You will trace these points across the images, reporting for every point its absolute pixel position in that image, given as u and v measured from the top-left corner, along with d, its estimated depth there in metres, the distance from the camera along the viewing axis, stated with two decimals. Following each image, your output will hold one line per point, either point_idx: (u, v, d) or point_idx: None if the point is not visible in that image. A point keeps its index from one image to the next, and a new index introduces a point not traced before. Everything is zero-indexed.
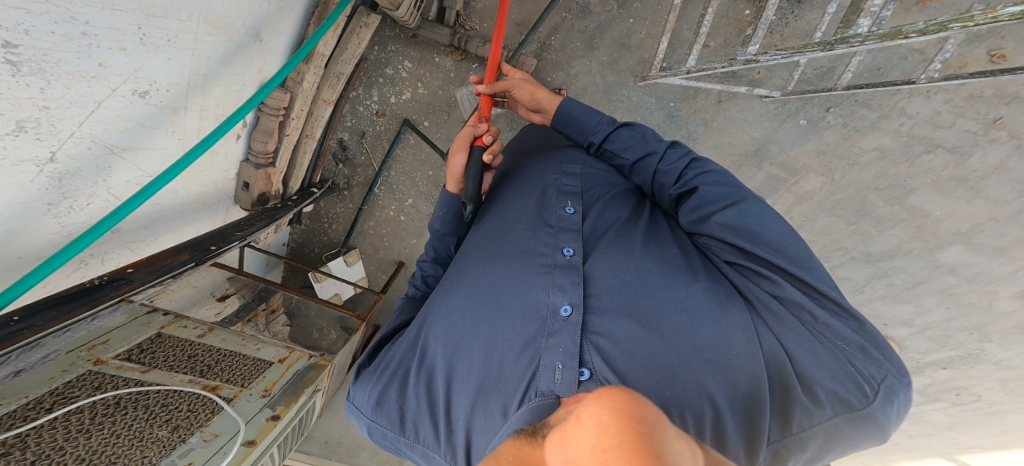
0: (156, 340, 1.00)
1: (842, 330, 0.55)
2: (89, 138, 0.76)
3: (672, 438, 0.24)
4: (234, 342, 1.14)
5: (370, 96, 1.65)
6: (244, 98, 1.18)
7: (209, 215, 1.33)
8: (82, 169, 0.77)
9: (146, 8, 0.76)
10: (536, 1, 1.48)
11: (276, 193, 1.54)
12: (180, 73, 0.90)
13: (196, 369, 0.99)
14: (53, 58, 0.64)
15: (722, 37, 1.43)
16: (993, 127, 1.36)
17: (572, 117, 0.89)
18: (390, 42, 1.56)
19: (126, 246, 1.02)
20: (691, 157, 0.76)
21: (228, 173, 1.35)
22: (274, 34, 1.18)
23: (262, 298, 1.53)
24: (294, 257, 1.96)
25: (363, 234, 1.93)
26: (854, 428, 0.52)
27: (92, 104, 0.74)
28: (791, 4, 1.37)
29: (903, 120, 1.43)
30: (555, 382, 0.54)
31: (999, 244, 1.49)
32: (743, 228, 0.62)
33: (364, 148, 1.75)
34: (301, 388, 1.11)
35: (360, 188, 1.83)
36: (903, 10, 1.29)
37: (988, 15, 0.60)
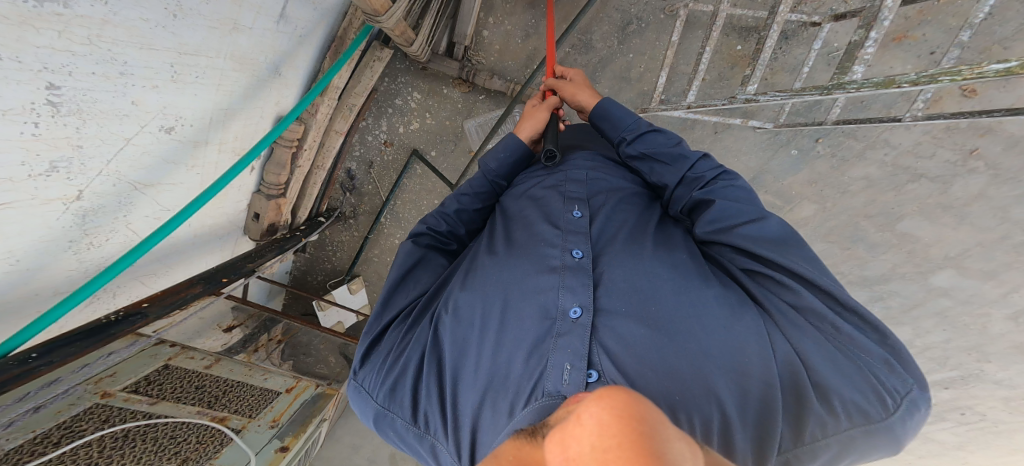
0: (162, 371, 0.98)
1: (864, 342, 0.55)
2: (115, 176, 0.79)
3: (673, 438, 0.24)
4: (241, 372, 1.14)
5: (378, 126, 1.71)
6: (260, 130, 1.23)
7: (219, 247, 1.35)
8: (105, 206, 0.79)
9: (180, 47, 0.81)
10: (542, 37, 1.57)
11: (285, 223, 1.57)
12: (204, 108, 0.94)
13: (204, 400, 0.98)
14: (91, 97, 0.68)
15: (717, 70, 1.50)
16: (970, 157, 1.41)
17: (609, 113, 0.93)
18: (400, 74, 1.63)
19: (138, 278, 1.02)
20: (721, 171, 0.79)
21: (240, 204, 1.38)
22: (291, 68, 1.24)
23: (266, 328, 1.55)
24: (297, 285, 1.95)
25: (368, 262, 1.94)
26: (869, 437, 0.52)
27: (121, 141, 0.77)
28: (779, 41, 1.45)
29: (887, 150, 1.48)
30: (562, 383, 0.53)
31: (988, 268, 1.50)
32: (762, 237, 0.65)
33: (372, 178, 1.79)
34: (309, 418, 1.11)
35: (367, 217, 1.87)
36: (881, 47, 1.37)
37: (975, 70, 0.63)
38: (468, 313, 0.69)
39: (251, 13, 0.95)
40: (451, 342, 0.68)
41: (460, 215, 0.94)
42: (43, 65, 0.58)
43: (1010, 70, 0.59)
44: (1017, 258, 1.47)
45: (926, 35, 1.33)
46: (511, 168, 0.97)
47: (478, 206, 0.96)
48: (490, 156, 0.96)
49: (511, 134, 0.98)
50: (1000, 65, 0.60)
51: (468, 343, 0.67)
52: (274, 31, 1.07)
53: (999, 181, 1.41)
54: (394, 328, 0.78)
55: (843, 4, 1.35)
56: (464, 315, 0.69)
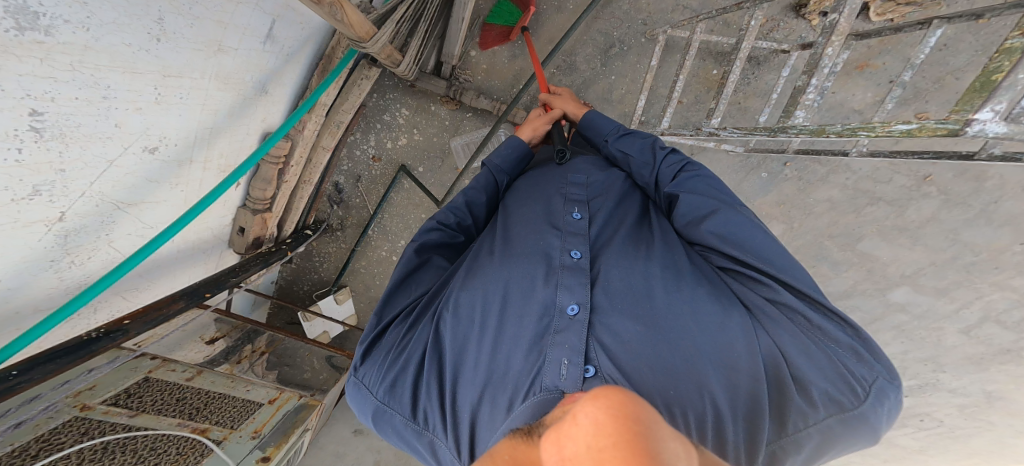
0: (144, 383, 0.97)
1: (834, 332, 0.56)
2: (97, 196, 0.77)
3: (668, 438, 0.24)
4: (222, 383, 1.14)
5: (367, 141, 1.70)
6: (246, 147, 1.21)
7: (202, 261, 1.31)
8: (87, 225, 0.78)
9: (164, 69, 0.80)
10: (528, 58, 1.61)
11: (271, 237, 1.54)
12: (188, 128, 0.93)
13: (184, 413, 0.97)
14: (74, 121, 0.67)
15: (693, 93, 1.57)
16: (924, 183, 1.47)
17: (591, 120, 0.96)
18: (388, 90, 1.64)
19: (119, 293, 0.99)
20: (685, 163, 0.80)
21: (224, 219, 1.35)
22: (278, 86, 1.24)
23: (250, 339, 1.53)
24: (282, 295, 1.92)
25: (355, 272, 1.92)
26: (846, 427, 0.53)
27: (104, 163, 0.75)
28: (751, 66, 1.52)
29: (848, 175, 1.55)
30: (560, 378, 0.54)
31: (939, 285, 1.57)
32: (728, 233, 0.65)
33: (360, 191, 1.78)
34: (290, 428, 1.12)
35: (354, 229, 1.85)
36: (845, 74, 1.46)
37: (884, 129, 0.60)
38: (468, 312, 0.70)
39: (235, 34, 0.95)
40: (451, 340, 0.69)
41: (469, 207, 0.92)
42: (26, 92, 0.57)
43: (911, 132, 0.57)
44: (966, 277, 1.53)
45: (886, 64, 1.43)
46: (515, 164, 0.98)
47: (484, 197, 0.94)
48: (494, 154, 0.97)
49: (512, 136, 1.00)
50: (903, 126, 0.57)
51: (468, 341, 0.68)
52: (261, 51, 1.07)
53: (950, 205, 1.47)
54: (394, 327, 0.79)
55: (811, 32, 1.44)
56: (463, 313, 0.70)
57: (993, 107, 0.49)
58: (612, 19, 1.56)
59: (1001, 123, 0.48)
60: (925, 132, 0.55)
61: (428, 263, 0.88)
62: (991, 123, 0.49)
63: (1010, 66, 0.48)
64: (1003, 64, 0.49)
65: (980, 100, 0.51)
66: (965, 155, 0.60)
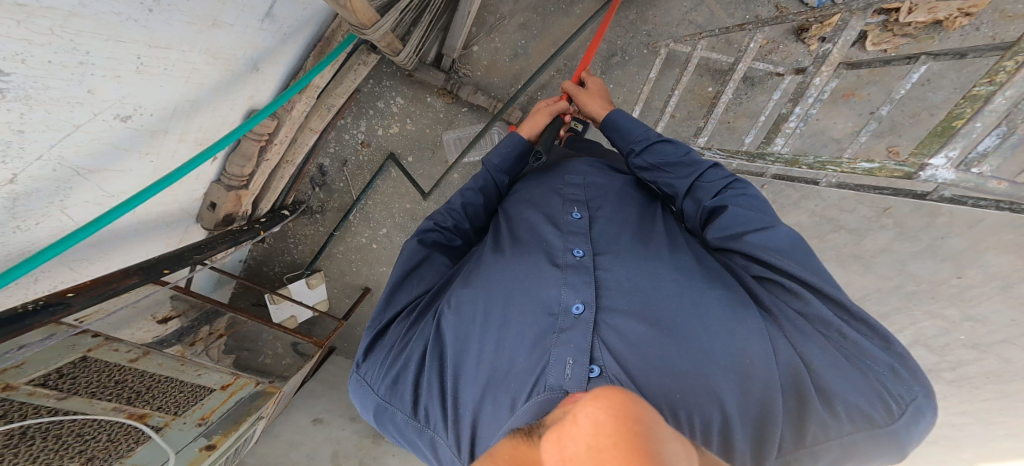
0: (80, 363, 0.92)
1: (871, 349, 0.55)
2: (55, 160, 0.72)
3: (667, 438, 0.25)
4: (170, 367, 1.13)
5: (357, 126, 1.67)
6: (228, 123, 1.16)
7: (166, 234, 1.25)
8: (41, 190, 0.73)
9: (150, 40, 0.76)
10: (530, 60, 1.62)
11: (243, 214, 1.50)
12: (168, 99, 0.89)
13: (124, 397, 0.96)
14: (42, 83, 0.63)
15: (687, 108, 1.62)
16: (883, 215, 1.54)
17: (618, 123, 0.92)
18: (385, 78, 1.60)
19: (65, 264, 0.92)
20: (732, 178, 0.77)
21: (196, 193, 1.30)
22: (271, 64, 1.20)
23: (208, 320, 1.49)
24: (250, 276, 1.87)
25: (331, 258, 1.89)
26: (875, 444, 0.52)
27: (69, 127, 0.71)
28: (746, 87, 1.58)
29: (818, 201, 1.62)
30: (565, 377, 0.55)
31: (881, 310, 1.67)
32: (778, 249, 0.64)
33: (344, 176, 1.74)
34: (242, 416, 1.16)
35: (334, 213, 1.81)
36: (832, 102, 1.53)
37: (849, 166, 0.65)
38: (471, 311, 0.71)
39: (234, 11, 0.92)
40: (453, 339, 0.70)
41: (466, 209, 0.91)
42: None
43: (873, 171, 0.62)
44: (906, 304, 1.63)
45: (870, 94, 1.51)
46: (514, 164, 0.96)
47: (483, 200, 0.93)
48: (494, 152, 0.94)
49: (512, 132, 0.97)
50: (866, 165, 0.63)
51: (470, 340, 0.69)
52: (258, 28, 1.04)
53: (902, 238, 1.54)
54: (398, 323, 0.79)
55: (807, 56, 1.51)
56: (466, 312, 0.71)
57: (946, 154, 0.54)
58: (618, 28, 1.58)
59: (952, 170, 0.54)
60: (885, 172, 0.61)
61: (429, 259, 0.86)
62: (942, 169, 0.55)
63: (969, 114, 0.52)
64: (965, 110, 0.52)
65: (938, 145, 0.55)
66: (918, 194, 0.64)
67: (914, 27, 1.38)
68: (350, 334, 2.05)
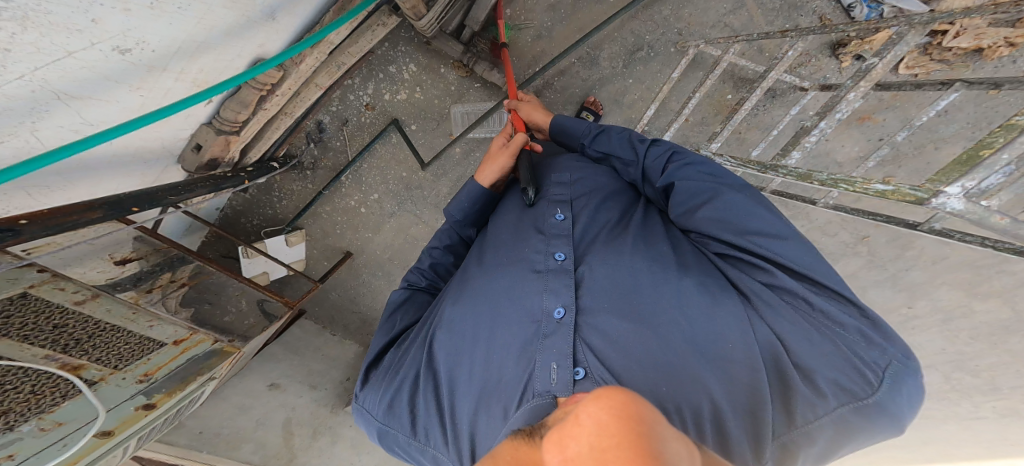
0: (19, 301, 0.86)
1: (838, 315, 0.54)
2: (38, 82, 0.68)
3: (671, 438, 0.26)
4: (119, 315, 1.07)
5: (364, 87, 1.62)
6: (232, 68, 1.11)
7: (140, 171, 1.19)
8: (15, 108, 0.68)
9: None
10: (551, 45, 1.61)
11: (229, 161, 1.44)
12: (174, 38, 0.85)
13: (60, 343, 0.91)
14: (45, 8, 0.61)
15: (702, 114, 1.65)
16: (861, 243, 1.61)
17: (564, 126, 1.01)
18: (401, 42, 1.56)
19: (24, 189, 0.88)
20: (673, 151, 0.79)
21: (182, 132, 1.23)
22: (288, 15, 1.14)
23: (171, 266, 1.41)
24: (226, 226, 1.81)
25: (316, 217, 1.84)
26: (862, 416, 0.53)
27: (61, 53, 0.68)
28: (767, 98, 1.61)
29: (804, 222, 1.69)
30: (551, 382, 0.56)
31: None
32: (727, 219, 0.64)
33: (343, 136, 1.69)
34: (191, 376, 1.16)
35: (325, 172, 1.76)
36: (847, 124, 1.58)
37: (862, 186, 0.66)
38: (458, 326, 0.73)
39: None
40: (442, 356, 0.74)
41: (434, 269, 0.97)
42: None
43: (885, 193, 0.64)
44: None
45: (886, 119, 1.55)
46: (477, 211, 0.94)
47: (451, 257, 0.98)
48: (453, 206, 0.93)
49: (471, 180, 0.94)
50: (880, 186, 0.64)
51: (459, 354, 0.72)
52: None
53: (871, 265, 1.61)
54: (390, 353, 0.85)
55: (837, 73, 1.54)
56: (454, 327, 0.74)
57: (963, 183, 0.54)
58: (649, 22, 1.58)
59: (964, 200, 0.53)
60: (897, 195, 0.62)
61: (410, 301, 0.93)
62: (954, 199, 0.54)
63: (999, 144, 0.51)
64: (996, 139, 0.52)
65: (959, 173, 0.55)
66: (910, 224, 0.67)
67: (952, 54, 1.41)
68: (324, 298, 2.02)
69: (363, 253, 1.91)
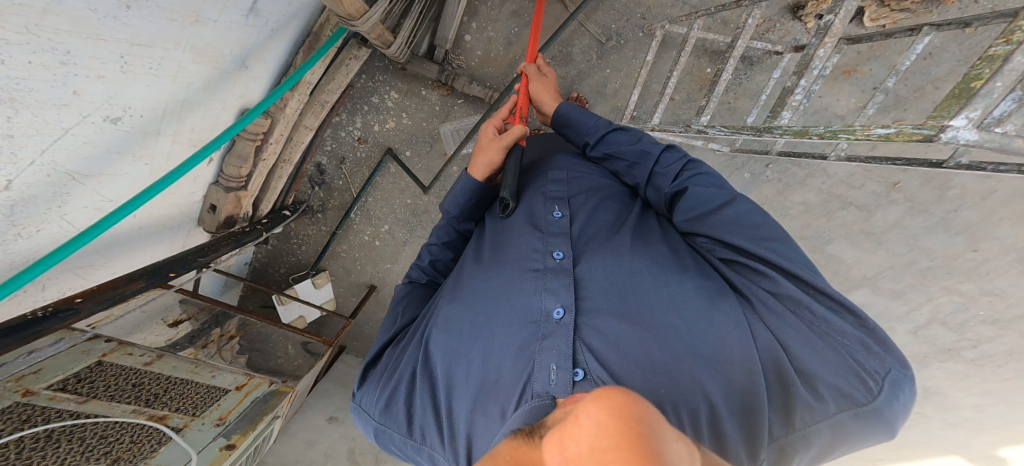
0: (96, 368, 0.97)
1: (842, 326, 0.54)
2: (49, 166, 0.74)
3: (669, 437, 0.26)
4: (184, 369, 1.16)
5: (353, 122, 1.66)
6: (221, 123, 1.17)
7: (167, 239, 1.27)
8: (37, 196, 0.75)
9: (132, 38, 0.77)
10: (525, 46, 1.59)
11: (244, 215, 1.51)
12: (156, 99, 0.89)
13: (141, 399, 0.99)
14: (27, 86, 0.64)
15: (686, 90, 1.60)
16: (893, 190, 1.50)
17: (570, 119, 0.92)
18: (378, 72, 1.59)
19: (73, 271, 0.95)
20: (687, 160, 0.76)
21: (195, 195, 1.31)
22: (259, 62, 1.18)
23: (217, 323, 1.52)
24: (256, 278, 1.89)
25: (335, 257, 1.90)
26: (860, 423, 0.52)
27: (58, 131, 0.73)
28: (745, 66, 1.55)
29: (824, 179, 1.57)
30: (550, 383, 0.56)
31: (896, 288, 1.63)
32: (743, 222, 0.63)
33: (343, 174, 1.75)
34: (258, 416, 1.17)
35: (335, 212, 1.82)
36: (832, 80, 1.50)
37: (862, 133, 0.60)
38: (456, 326, 0.73)
39: (216, 6, 0.91)
40: (440, 357, 0.73)
41: (434, 265, 0.97)
42: None
43: (888, 137, 0.57)
44: (921, 280, 1.59)
45: (873, 70, 1.47)
46: (473, 208, 0.91)
47: (451, 254, 0.97)
48: (451, 202, 0.90)
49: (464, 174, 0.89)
50: (882, 130, 0.57)
51: (457, 355, 0.72)
52: (242, 25, 1.02)
53: (913, 212, 1.51)
54: (392, 350, 0.87)
55: (805, 34, 1.48)
56: (452, 327, 0.73)
57: (967, 115, 0.49)
58: (612, 12, 1.55)
59: (973, 130, 0.48)
60: (901, 137, 0.55)
61: (411, 295, 0.95)
62: (964, 130, 0.49)
63: (989, 74, 0.48)
64: (984, 71, 0.49)
65: (959, 106, 0.50)
66: (934, 162, 0.62)
67: (911, 2, 1.36)
68: (359, 332, 2.08)
69: (386, 284, 1.95)
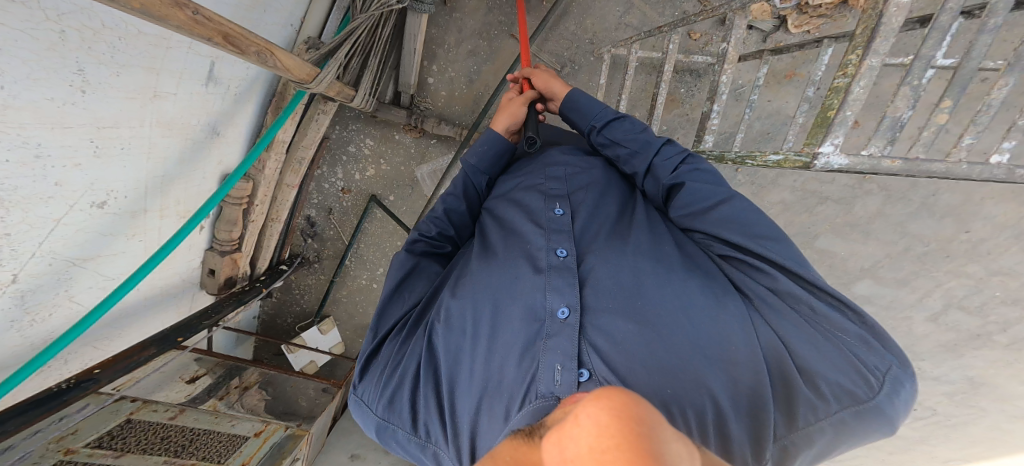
0: (126, 425, 0.94)
1: (841, 322, 0.54)
2: (49, 256, 0.78)
3: (671, 438, 0.24)
4: (207, 420, 1.11)
5: (334, 174, 1.68)
6: (204, 192, 1.17)
7: (174, 306, 1.26)
8: (44, 284, 0.79)
9: (97, 121, 0.77)
10: (486, 82, 1.62)
11: (244, 275, 1.50)
12: (137, 179, 0.92)
13: (170, 450, 0.96)
14: (9, 184, 0.66)
15: (644, 107, 1.63)
16: (864, 181, 1.45)
17: (578, 103, 0.89)
18: (350, 122, 1.62)
19: (88, 344, 0.97)
20: (686, 153, 0.76)
21: (192, 263, 1.31)
22: (231, 126, 1.19)
23: (233, 375, 1.45)
24: (265, 330, 1.86)
25: (337, 302, 1.87)
26: (863, 421, 0.51)
27: (51, 223, 0.76)
28: (693, 79, 1.60)
29: (796, 176, 1.54)
30: (555, 384, 0.54)
31: (898, 276, 1.49)
32: (738, 222, 0.63)
33: (332, 224, 1.75)
34: (280, 459, 1.11)
35: (330, 260, 1.81)
36: (776, 82, 1.54)
37: (761, 158, 0.69)
38: (458, 323, 0.69)
39: (171, 78, 0.89)
40: (443, 353, 0.68)
41: (450, 216, 0.89)
42: None
43: (778, 163, 0.65)
44: (922, 267, 1.45)
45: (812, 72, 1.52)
46: (493, 161, 0.92)
47: (464, 205, 0.91)
48: (470, 152, 0.91)
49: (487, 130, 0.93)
50: (773, 157, 0.66)
51: (461, 352, 0.67)
52: (203, 93, 1.01)
53: (892, 200, 1.44)
54: (390, 341, 0.78)
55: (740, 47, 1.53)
56: (454, 323, 0.69)
57: (831, 142, 0.59)
58: (562, 41, 1.61)
59: (841, 156, 0.58)
60: (788, 164, 0.64)
61: (416, 271, 0.86)
62: (833, 156, 0.59)
63: (836, 105, 0.59)
64: (833, 102, 0.60)
65: (823, 134, 0.60)
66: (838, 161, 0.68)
67: (826, 8, 1.37)
68: None
69: None
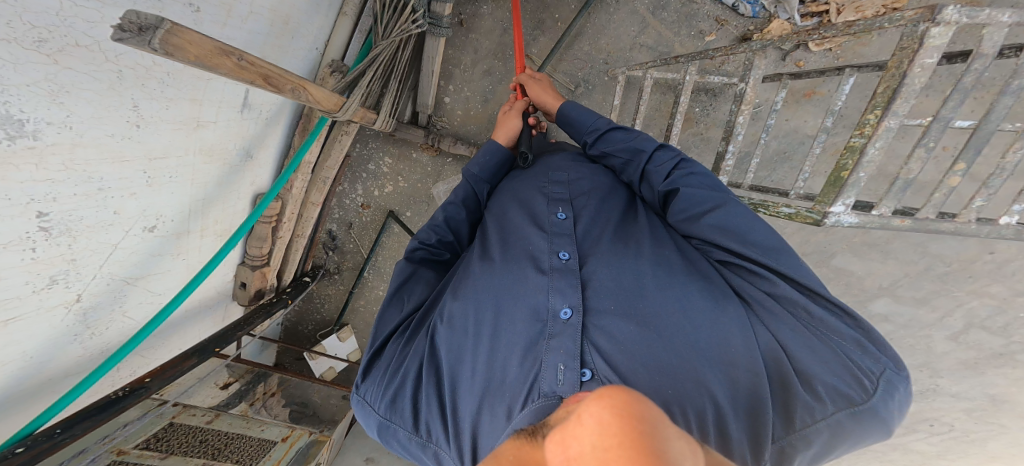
0: (170, 428, 0.99)
1: (838, 326, 0.54)
2: (108, 276, 0.84)
3: (674, 437, 0.23)
4: (240, 425, 1.14)
5: (355, 190, 1.73)
6: (238, 212, 1.22)
7: (211, 316, 1.31)
8: (101, 302, 0.84)
9: (149, 152, 0.82)
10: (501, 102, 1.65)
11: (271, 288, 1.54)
12: (181, 203, 0.96)
13: (208, 452, 0.98)
14: (77, 215, 0.73)
15: (657, 126, 1.64)
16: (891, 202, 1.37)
17: (572, 118, 0.93)
18: (370, 140, 1.66)
19: (138, 352, 1.02)
20: (680, 159, 0.76)
21: (225, 276, 1.35)
22: (261, 148, 1.23)
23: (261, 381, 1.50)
24: (288, 336, 1.91)
25: (356, 311, 1.90)
26: (859, 423, 0.49)
27: (109, 247, 0.81)
28: (707, 98, 1.59)
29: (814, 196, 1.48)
30: (557, 382, 0.53)
31: (918, 295, 1.42)
32: (729, 230, 0.63)
33: (352, 237, 1.79)
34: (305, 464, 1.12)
35: (351, 272, 1.84)
36: (794, 102, 1.51)
37: (772, 209, 0.83)
38: (461, 323, 0.68)
39: (212, 108, 0.94)
40: (447, 352, 0.67)
41: (449, 223, 0.90)
42: (31, 198, 0.63)
43: (785, 213, 0.80)
44: (944, 287, 1.38)
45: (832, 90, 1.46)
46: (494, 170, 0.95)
47: (465, 212, 0.92)
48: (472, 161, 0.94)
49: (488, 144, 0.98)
50: (782, 208, 0.81)
51: (464, 351, 0.66)
52: (240, 119, 1.06)
53: None
54: (394, 341, 0.77)
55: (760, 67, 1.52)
56: (457, 323, 0.69)
57: (843, 203, 0.70)
58: (576, 61, 1.63)
59: (850, 214, 0.70)
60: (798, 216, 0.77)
61: (416, 276, 0.86)
62: (843, 214, 0.71)
63: (851, 166, 0.67)
64: (847, 162, 0.68)
65: (835, 194, 0.70)
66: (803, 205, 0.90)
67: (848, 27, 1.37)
68: None
69: None
